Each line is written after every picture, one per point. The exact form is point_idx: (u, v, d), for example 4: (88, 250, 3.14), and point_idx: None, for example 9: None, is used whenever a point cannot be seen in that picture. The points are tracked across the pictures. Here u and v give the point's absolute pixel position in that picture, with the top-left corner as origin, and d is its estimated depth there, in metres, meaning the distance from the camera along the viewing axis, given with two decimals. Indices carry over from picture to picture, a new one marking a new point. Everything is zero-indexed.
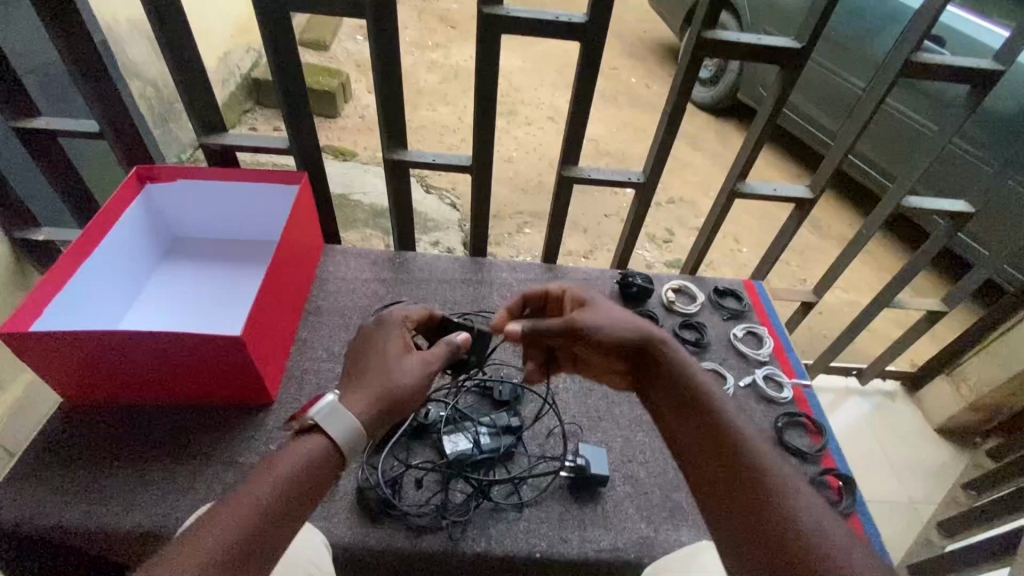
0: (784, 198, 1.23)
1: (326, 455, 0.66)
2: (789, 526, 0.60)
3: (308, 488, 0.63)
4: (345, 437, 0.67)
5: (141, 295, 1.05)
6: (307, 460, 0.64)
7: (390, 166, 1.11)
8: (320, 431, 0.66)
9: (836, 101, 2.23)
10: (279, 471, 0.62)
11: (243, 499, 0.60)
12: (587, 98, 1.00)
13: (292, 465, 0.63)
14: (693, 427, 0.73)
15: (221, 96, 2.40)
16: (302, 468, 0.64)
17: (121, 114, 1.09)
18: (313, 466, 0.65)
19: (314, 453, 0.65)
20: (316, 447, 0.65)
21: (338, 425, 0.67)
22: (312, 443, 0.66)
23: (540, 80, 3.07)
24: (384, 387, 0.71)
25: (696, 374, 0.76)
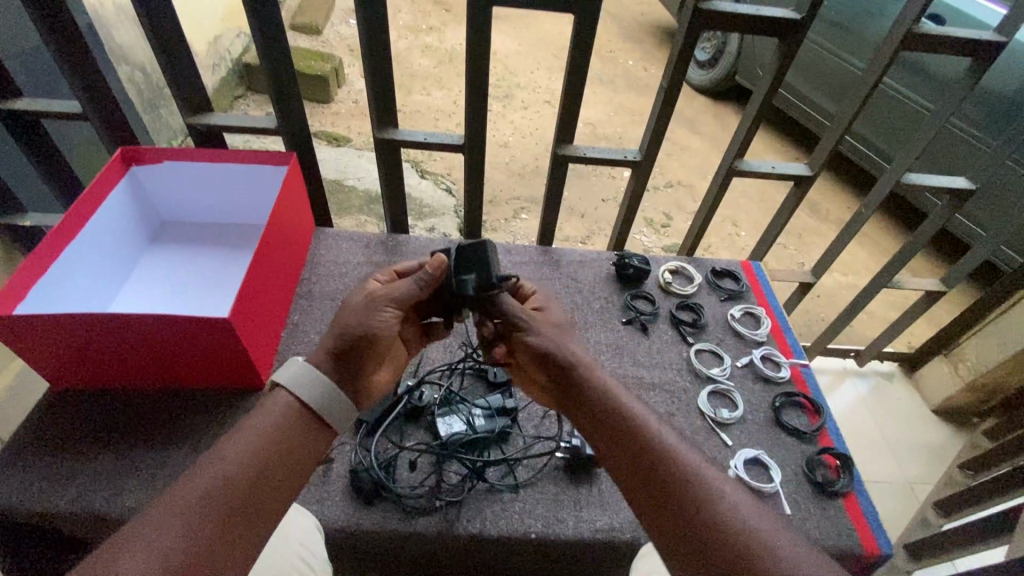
0: (783, 177, 1.21)
1: (293, 409, 0.68)
2: (731, 529, 0.60)
3: (280, 442, 0.66)
4: (302, 388, 0.69)
5: (130, 280, 1.03)
6: (278, 419, 0.67)
7: (381, 145, 1.09)
8: (283, 389, 0.70)
9: (835, 81, 2.20)
10: (248, 430, 0.65)
11: (219, 459, 0.62)
12: (581, 73, 0.97)
13: (260, 424, 0.66)
14: (619, 445, 0.69)
15: (211, 81, 2.36)
16: (270, 425, 0.66)
17: (105, 94, 1.06)
18: (284, 421, 0.67)
19: (280, 410, 0.68)
20: (282, 405, 0.68)
21: (293, 377, 0.70)
22: (276, 403, 0.69)
23: (536, 64, 3.03)
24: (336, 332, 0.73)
25: (616, 390, 0.73)
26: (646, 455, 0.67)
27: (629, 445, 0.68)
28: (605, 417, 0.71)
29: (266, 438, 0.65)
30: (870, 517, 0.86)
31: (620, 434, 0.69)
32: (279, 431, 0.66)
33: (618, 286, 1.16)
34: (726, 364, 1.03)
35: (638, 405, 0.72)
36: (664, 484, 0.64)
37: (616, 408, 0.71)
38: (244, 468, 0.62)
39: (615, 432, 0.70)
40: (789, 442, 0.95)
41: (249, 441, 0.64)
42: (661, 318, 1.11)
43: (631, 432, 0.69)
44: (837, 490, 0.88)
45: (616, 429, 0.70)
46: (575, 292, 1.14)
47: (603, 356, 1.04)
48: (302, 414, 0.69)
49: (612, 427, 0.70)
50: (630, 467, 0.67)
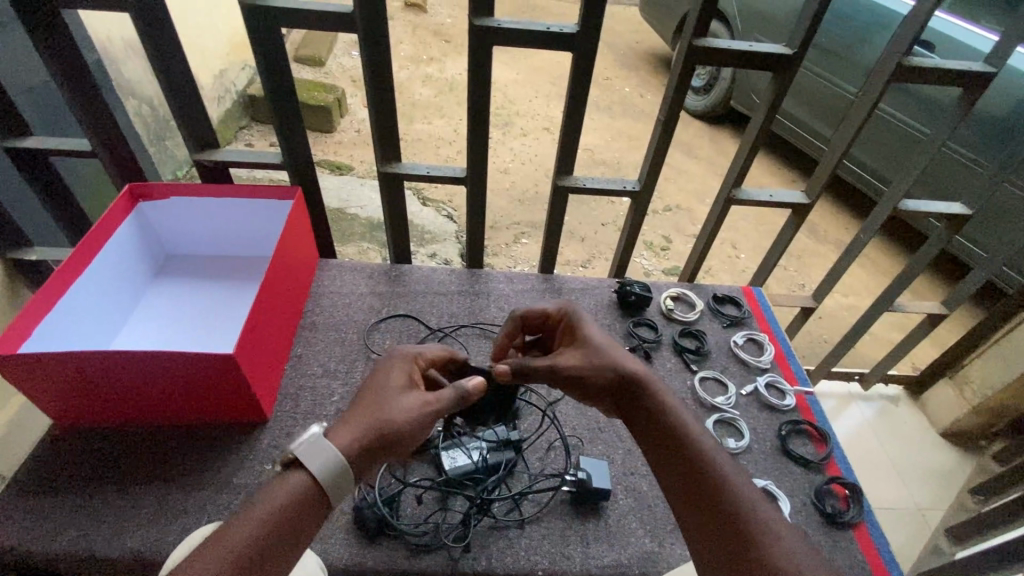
0: (780, 204, 1.23)
1: (308, 492, 0.63)
2: (771, 554, 0.59)
3: (289, 529, 0.61)
4: (328, 473, 0.63)
5: (134, 314, 1.04)
6: (287, 500, 0.62)
7: (385, 179, 1.10)
8: (301, 468, 0.64)
9: (828, 107, 2.24)
10: (257, 515, 0.60)
11: (221, 547, 0.57)
12: (580, 107, 1.00)
13: (270, 507, 0.61)
14: (672, 462, 0.69)
15: (216, 113, 2.41)
16: (279, 508, 0.61)
17: (114, 132, 1.09)
18: (296, 505, 0.62)
19: (292, 491, 0.62)
20: (297, 485, 0.63)
21: (322, 463, 0.63)
22: (291, 481, 0.63)
23: (535, 92, 3.10)
24: (381, 422, 0.67)
25: (674, 409, 0.73)
26: (699, 480, 0.66)
27: (682, 466, 0.68)
28: (665, 435, 0.71)
29: (277, 524, 0.60)
30: (882, 550, 0.84)
31: (678, 454, 0.69)
32: (289, 516, 0.61)
33: (620, 313, 1.16)
34: (730, 393, 1.03)
35: (696, 424, 0.72)
36: (714, 510, 0.63)
37: (676, 428, 0.71)
38: (249, 558, 0.58)
39: (674, 451, 0.69)
40: (797, 472, 0.93)
41: (258, 527, 0.59)
42: (664, 346, 1.11)
43: (692, 454, 0.68)
44: (846, 521, 0.87)
45: (674, 450, 0.70)
46: None
47: None
48: (318, 498, 0.63)
49: (668, 447, 0.70)
50: (682, 486, 0.67)
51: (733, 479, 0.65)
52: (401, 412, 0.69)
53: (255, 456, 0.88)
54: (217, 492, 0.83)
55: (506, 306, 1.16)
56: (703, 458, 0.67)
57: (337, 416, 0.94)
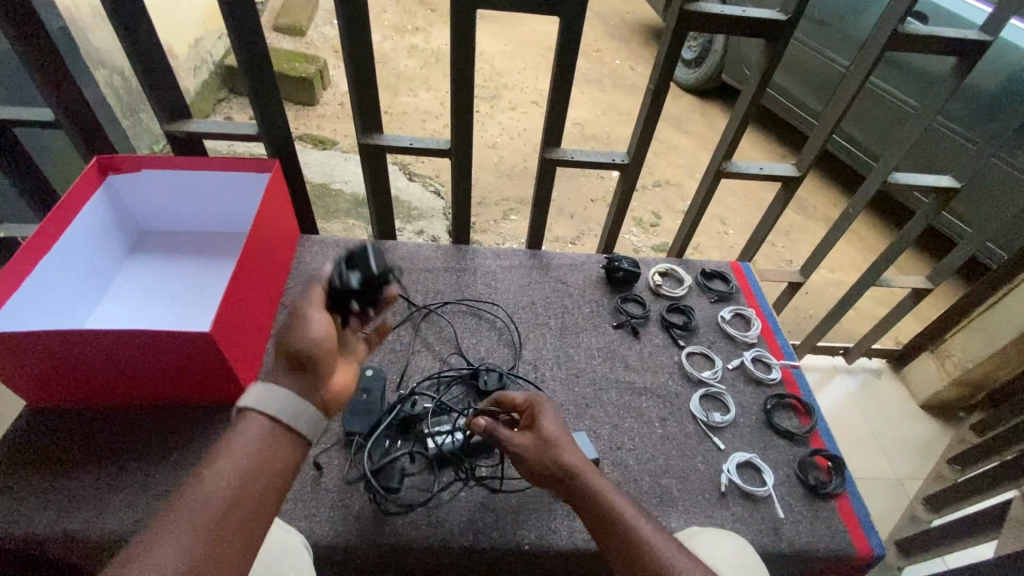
0: (770, 177, 1.21)
1: (268, 433, 0.59)
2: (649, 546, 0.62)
3: (255, 476, 0.56)
4: (269, 407, 0.60)
5: (108, 292, 1.00)
6: (259, 439, 0.58)
7: (366, 150, 1.07)
8: (253, 412, 0.60)
9: (820, 80, 2.21)
10: (226, 459, 0.56)
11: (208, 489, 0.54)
12: (567, 76, 0.97)
13: (239, 451, 0.57)
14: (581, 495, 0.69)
15: (193, 85, 2.32)
16: (241, 458, 0.56)
17: (78, 101, 1.03)
18: (260, 454, 0.57)
19: (250, 437, 0.58)
20: (250, 434, 0.58)
21: (258, 399, 0.60)
22: (248, 429, 0.58)
23: (523, 64, 3.02)
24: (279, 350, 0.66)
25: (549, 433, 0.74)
26: (614, 546, 0.64)
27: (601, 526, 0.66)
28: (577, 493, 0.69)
29: (239, 474, 0.55)
30: (863, 518, 0.86)
31: (592, 515, 0.67)
32: (255, 462, 0.57)
33: (607, 289, 1.15)
34: (716, 367, 1.03)
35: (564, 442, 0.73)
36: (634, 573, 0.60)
37: (586, 486, 0.68)
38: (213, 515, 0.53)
39: (590, 514, 0.67)
40: (782, 444, 0.94)
41: (217, 485, 0.54)
42: (652, 322, 1.11)
43: (604, 516, 0.66)
44: (829, 491, 0.88)
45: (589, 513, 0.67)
46: (565, 297, 1.13)
47: (595, 361, 1.03)
48: (275, 434, 0.59)
49: (590, 513, 0.67)
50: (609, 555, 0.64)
51: (647, 533, 0.62)
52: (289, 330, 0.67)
53: None
54: None
55: (492, 282, 1.14)
56: (614, 517, 0.65)
57: None
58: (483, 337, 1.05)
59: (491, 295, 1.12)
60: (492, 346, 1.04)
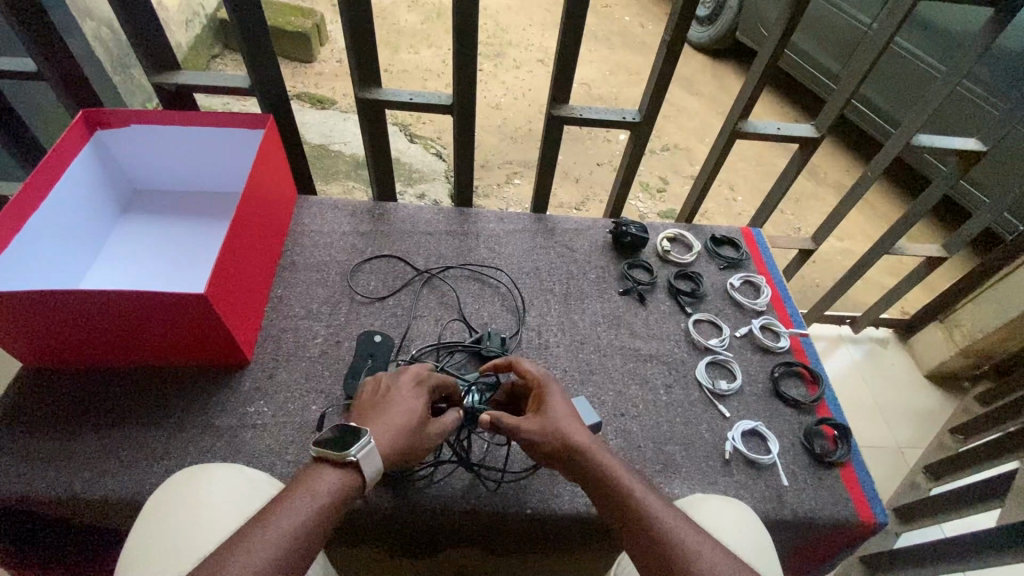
0: (787, 138, 1.15)
1: (351, 488, 0.62)
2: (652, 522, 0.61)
3: (328, 524, 0.58)
4: (370, 469, 0.63)
5: (102, 253, 0.98)
6: (337, 488, 0.60)
7: (365, 106, 1.02)
8: (348, 463, 0.62)
9: (839, 39, 2.12)
10: (306, 500, 0.58)
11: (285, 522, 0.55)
12: (577, 26, 0.91)
13: (319, 495, 0.59)
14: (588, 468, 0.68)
15: (185, 39, 2.22)
16: (324, 500, 0.59)
17: (60, 50, 0.98)
18: (333, 504, 0.59)
19: (336, 485, 0.61)
20: (334, 482, 0.61)
21: (369, 461, 0.63)
22: (335, 476, 0.61)
23: (529, 20, 2.89)
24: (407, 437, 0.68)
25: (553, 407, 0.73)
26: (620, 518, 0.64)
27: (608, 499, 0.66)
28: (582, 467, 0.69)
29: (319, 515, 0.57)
30: (867, 487, 0.85)
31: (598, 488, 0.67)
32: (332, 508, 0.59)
33: (614, 254, 1.12)
34: (724, 335, 1.01)
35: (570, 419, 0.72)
36: (641, 550, 0.60)
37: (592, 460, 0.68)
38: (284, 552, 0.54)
39: (597, 488, 0.67)
40: (788, 413, 0.93)
41: (299, 521, 0.56)
42: (659, 289, 1.08)
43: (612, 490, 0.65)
44: (834, 460, 0.87)
45: (595, 486, 0.67)
46: (571, 263, 1.10)
47: (600, 328, 1.01)
48: (352, 491, 0.62)
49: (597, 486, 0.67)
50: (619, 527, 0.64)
51: (656, 510, 0.62)
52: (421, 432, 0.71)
53: (237, 399, 0.86)
54: (199, 434, 0.82)
55: (496, 247, 1.11)
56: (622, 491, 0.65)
57: (322, 358, 0.92)
58: (486, 302, 1.03)
59: (494, 260, 1.09)
60: (496, 311, 1.02)
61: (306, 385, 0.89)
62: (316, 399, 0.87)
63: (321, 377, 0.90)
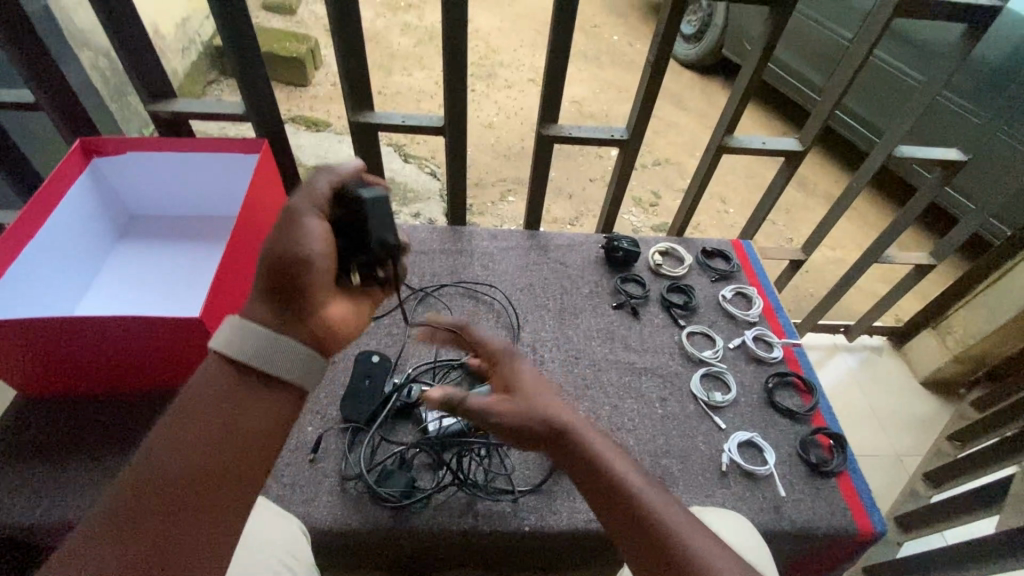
0: (772, 152, 1.18)
1: (228, 375, 0.59)
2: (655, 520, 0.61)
3: (207, 424, 0.56)
4: (239, 346, 0.59)
5: (98, 279, 0.98)
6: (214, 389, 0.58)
7: (358, 129, 1.04)
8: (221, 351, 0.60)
9: (822, 53, 2.16)
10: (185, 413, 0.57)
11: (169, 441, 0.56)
12: (564, 48, 0.93)
13: (194, 403, 0.57)
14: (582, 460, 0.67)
15: (181, 65, 2.26)
16: (202, 402, 0.57)
17: (58, 80, 1.00)
18: (213, 405, 0.57)
19: (215, 381, 0.59)
20: (214, 379, 0.59)
21: (226, 337, 0.60)
22: (209, 375, 0.59)
23: (519, 40, 2.95)
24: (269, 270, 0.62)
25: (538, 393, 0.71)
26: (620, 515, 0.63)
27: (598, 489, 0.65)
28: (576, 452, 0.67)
29: (216, 418, 0.57)
30: (864, 496, 0.86)
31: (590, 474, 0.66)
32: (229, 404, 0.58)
33: (607, 269, 1.13)
34: (717, 347, 1.02)
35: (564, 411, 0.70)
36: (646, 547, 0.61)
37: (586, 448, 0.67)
38: (192, 466, 0.55)
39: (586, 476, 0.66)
40: (783, 424, 0.94)
41: (181, 430, 0.56)
42: (652, 302, 1.09)
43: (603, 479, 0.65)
44: (830, 470, 0.88)
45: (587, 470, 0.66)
46: (564, 278, 1.11)
47: (594, 342, 1.02)
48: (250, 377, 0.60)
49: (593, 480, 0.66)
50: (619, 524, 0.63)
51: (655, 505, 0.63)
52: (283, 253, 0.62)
53: None
54: None
55: (490, 264, 1.12)
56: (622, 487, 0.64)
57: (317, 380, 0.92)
58: (481, 319, 1.04)
59: (488, 277, 1.10)
60: (490, 328, 1.03)
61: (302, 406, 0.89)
62: (312, 420, 0.87)
63: (316, 398, 0.90)
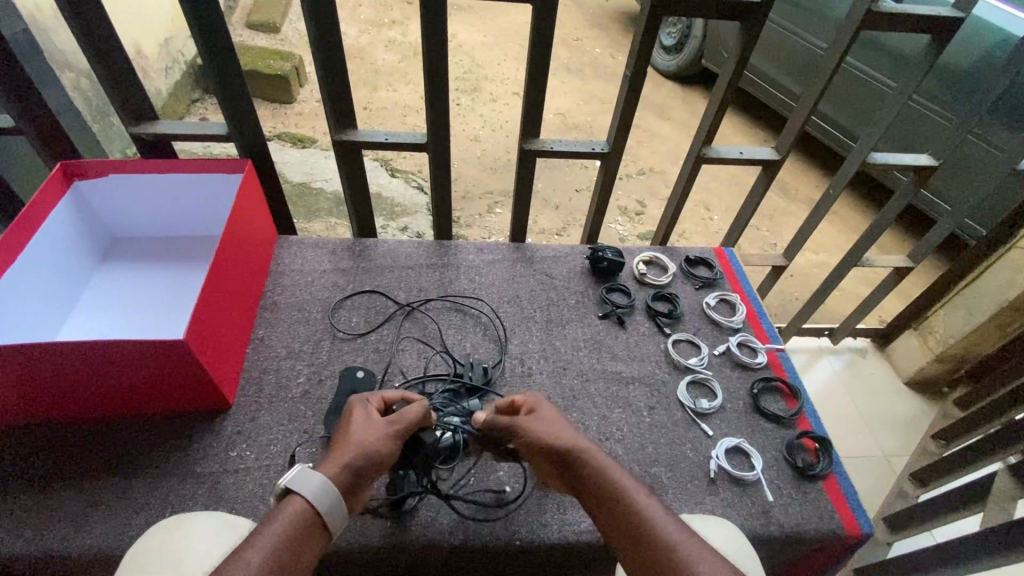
0: (750, 161, 1.20)
1: (306, 518, 0.59)
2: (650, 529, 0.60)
3: (287, 561, 0.56)
4: (322, 497, 0.60)
5: (80, 303, 0.98)
6: (290, 525, 0.58)
7: (342, 148, 1.05)
8: (296, 494, 0.60)
9: (797, 63, 2.22)
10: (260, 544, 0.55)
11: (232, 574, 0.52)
12: (542, 65, 0.95)
13: (272, 535, 0.56)
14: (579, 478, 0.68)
15: (164, 86, 2.25)
16: (284, 534, 0.57)
17: (39, 105, 1.00)
18: (291, 537, 0.57)
19: (289, 521, 0.58)
20: (292, 515, 0.59)
21: (309, 485, 0.61)
22: (288, 512, 0.59)
23: (503, 54, 2.99)
24: (359, 446, 0.67)
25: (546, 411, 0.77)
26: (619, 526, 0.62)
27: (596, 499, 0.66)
28: (610, 508, 0.64)
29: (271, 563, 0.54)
30: (851, 498, 0.86)
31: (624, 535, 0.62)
32: (292, 545, 0.57)
33: (592, 280, 1.15)
34: (703, 354, 1.03)
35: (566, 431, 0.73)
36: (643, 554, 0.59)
37: (625, 506, 0.63)
38: None
39: (618, 534, 0.62)
40: (769, 427, 0.95)
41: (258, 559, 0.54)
42: (637, 311, 1.10)
43: (641, 541, 0.60)
44: (817, 473, 0.89)
45: (621, 537, 0.62)
46: (550, 290, 1.12)
47: (581, 352, 1.03)
48: (313, 523, 0.60)
49: (592, 492, 0.66)
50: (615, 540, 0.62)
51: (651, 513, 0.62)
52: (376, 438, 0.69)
53: (219, 444, 0.85)
54: (181, 482, 0.81)
55: (477, 278, 1.13)
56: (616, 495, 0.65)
57: (304, 399, 0.92)
58: (468, 332, 1.04)
59: (474, 291, 1.11)
60: (478, 341, 1.03)
61: (289, 427, 0.88)
62: (299, 440, 0.87)
63: (301, 418, 0.89)
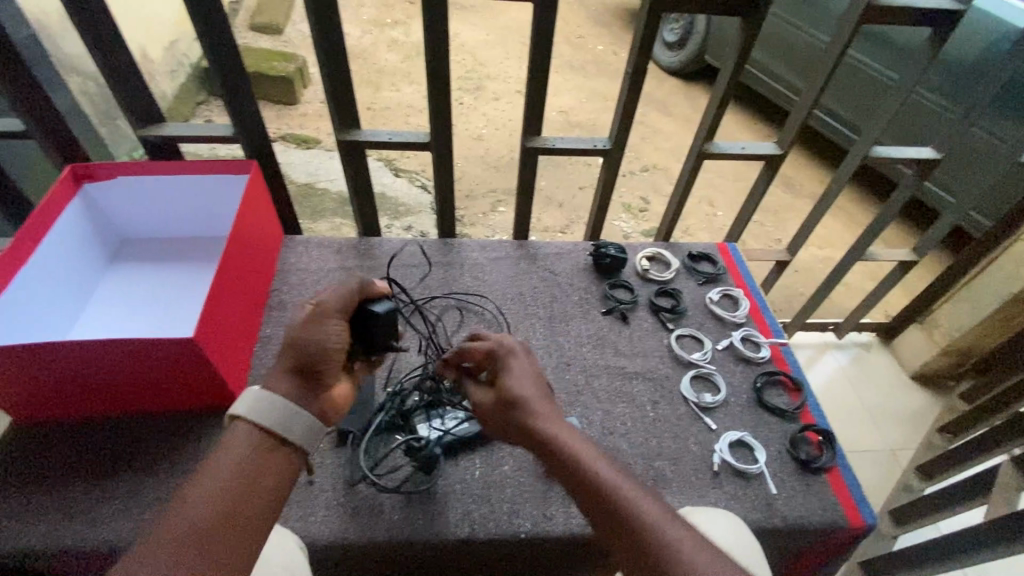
0: (752, 156, 1.20)
1: (257, 435, 0.63)
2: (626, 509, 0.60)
3: (245, 474, 0.60)
4: (268, 415, 0.63)
5: (91, 303, 0.99)
6: (245, 447, 0.62)
7: (346, 148, 1.06)
8: (245, 417, 0.63)
9: (800, 57, 2.21)
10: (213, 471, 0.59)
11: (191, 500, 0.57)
12: (543, 63, 0.96)
13: (225, 461, 0.60)
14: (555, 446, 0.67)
15: (170, 88, 2.27)
16: (238, 459, 0.61)
17: (48, 109, 1.01)
18: (246, 459, 0.61)
19: (242, 442, 0.62)
20: (245, 435, 0.62)
21: (252, 405, 0.64)
22: (240, 434, 0.63)
23: (506, 53, 3.00)
24: (292, 348, 0.69)
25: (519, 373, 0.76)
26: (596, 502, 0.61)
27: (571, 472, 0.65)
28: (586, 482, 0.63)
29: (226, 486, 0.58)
30: (853, 490, 0.87)
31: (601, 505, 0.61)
32: (247, 465, 0.60)
33: (595, 276, 1.15)
34: (706, 349, 1.04)
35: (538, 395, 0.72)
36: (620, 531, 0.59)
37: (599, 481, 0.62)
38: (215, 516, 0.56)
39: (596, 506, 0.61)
40: (773, 421, 0.95)
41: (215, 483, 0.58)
42: (641, 307, 1.11)
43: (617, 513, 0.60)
44: (819, 465, 0.89)
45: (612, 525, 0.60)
46: (554, 286, 1.13)
47: (585, 348, 1.03)
48: (270, 443, 0.63)
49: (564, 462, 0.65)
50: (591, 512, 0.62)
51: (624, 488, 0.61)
52: (303, 329, 0.69)
53: None
54: (192, 478, 0.82)
55: (480, 275, 1.14)
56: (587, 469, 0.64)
57: None
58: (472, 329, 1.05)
59: (478, 288, 1.12)
60: None
61: None
62: None
63: None
